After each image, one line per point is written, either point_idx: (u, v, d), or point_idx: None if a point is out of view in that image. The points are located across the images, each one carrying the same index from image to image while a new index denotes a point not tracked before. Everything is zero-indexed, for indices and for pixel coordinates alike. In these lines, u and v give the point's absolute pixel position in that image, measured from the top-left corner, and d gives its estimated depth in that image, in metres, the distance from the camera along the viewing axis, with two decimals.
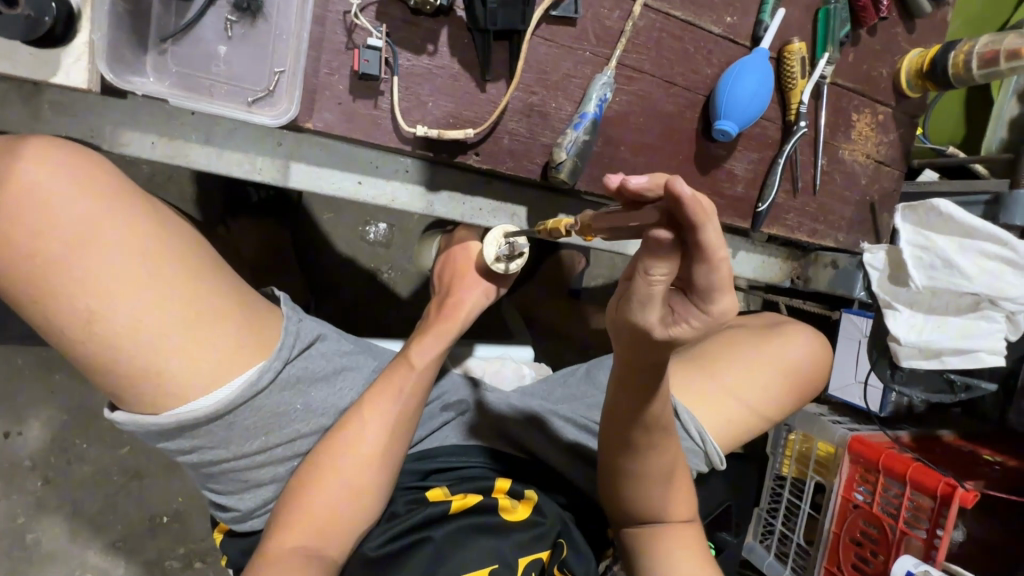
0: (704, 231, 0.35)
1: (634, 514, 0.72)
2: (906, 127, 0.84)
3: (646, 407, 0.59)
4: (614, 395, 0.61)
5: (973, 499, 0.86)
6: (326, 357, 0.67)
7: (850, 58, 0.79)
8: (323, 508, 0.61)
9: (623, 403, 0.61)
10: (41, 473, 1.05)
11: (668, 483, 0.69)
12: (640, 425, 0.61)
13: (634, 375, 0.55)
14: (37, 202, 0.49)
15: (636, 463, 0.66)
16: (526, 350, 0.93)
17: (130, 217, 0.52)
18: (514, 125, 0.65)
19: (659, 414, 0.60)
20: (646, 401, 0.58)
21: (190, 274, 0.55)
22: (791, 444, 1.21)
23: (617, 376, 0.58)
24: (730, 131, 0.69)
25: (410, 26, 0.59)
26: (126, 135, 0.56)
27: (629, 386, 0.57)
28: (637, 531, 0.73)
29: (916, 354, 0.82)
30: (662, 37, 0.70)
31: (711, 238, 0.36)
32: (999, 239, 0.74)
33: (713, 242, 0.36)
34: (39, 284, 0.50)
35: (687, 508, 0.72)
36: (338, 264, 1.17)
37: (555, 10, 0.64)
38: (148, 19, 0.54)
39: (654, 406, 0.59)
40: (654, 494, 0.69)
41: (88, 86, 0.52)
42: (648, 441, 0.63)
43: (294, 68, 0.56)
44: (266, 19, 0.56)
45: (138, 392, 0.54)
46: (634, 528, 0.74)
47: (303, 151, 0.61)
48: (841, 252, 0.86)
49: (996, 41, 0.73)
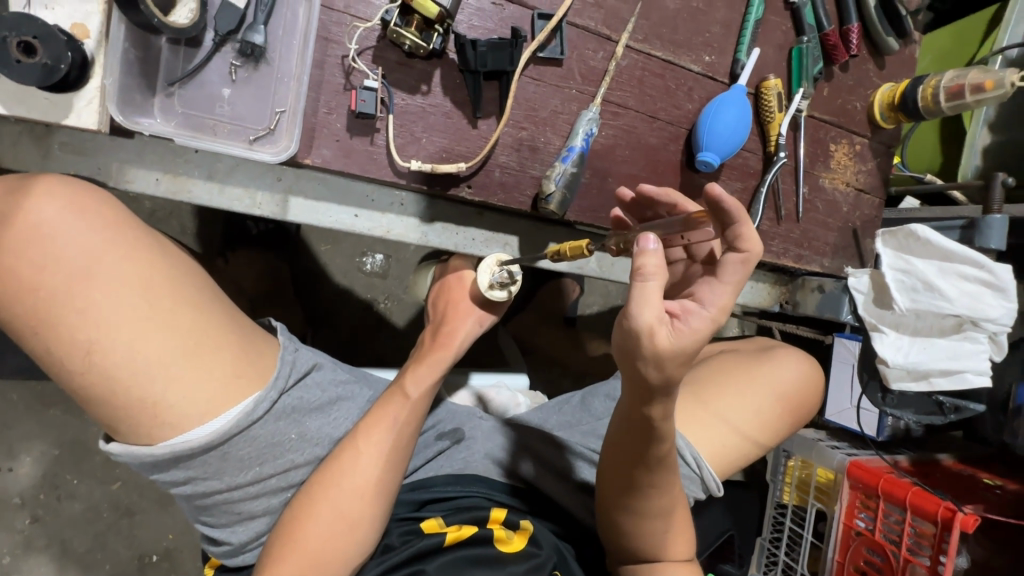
0: (744, 224, 0.49)
1: (633, 551, 0.71)
2: (882, 156, 0.88)
3: (640, 438, 0.59)
4: (619, 429, 0.62)
5: (973, 523, 0.88)
6: (321, 386, 0.68)
7: (824, 92, 0.83)
8: (318, 541, 0.60)
9: (624, 440, 0.62)
10: (30, 510, 1.09)
11: (667, 518, 0.68)
12: (636, 459, 0.61)
13: (638, 412, 0.56)
14: (43, 237, 0.50)
15: (634, 499, 0.65)
16: (521, 378, 0.96)
17: (134, 252, 0.54)
18: (504, 158, 0.68)
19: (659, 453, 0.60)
20: (642, 436, 0.59)
21: (188, 305, 0.56)
22: (791, 470, 1.24)
23: (623, 411, 0.59)
24: (712, 162, 0.72)
25: (403, 67, 0.62)
26: (130, 172, 0.58)
27: (634, 423, 0.58)
28: (636, 568, 0.72)
29: (905, 376, 0.85)
30: (645, 75, 0.74)
31: (749, 232, 0.49)
32: (978, 262, 0.77)
33: (749, 237, 0.49)
34: (42, 316, 0.51)
35: (687, 546, 0.72)
36: (335, 295, 1.20)
37: (542, 51, 0.67)
38: (157, 65, 0.55)
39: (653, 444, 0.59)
40: (654, 532, 0.68)
41: (99, 127, 0.53)
42: (645, 478, 0.63)
43: (295, 108, 0.58)
44: (268, 62, 0.58)
45: (134, 424, 0.55)
46: (634, 564, 0.72)
47: (302, 186, 0.64)
48: (826, 277, 0.88)
49: (960, 77, 0.78)
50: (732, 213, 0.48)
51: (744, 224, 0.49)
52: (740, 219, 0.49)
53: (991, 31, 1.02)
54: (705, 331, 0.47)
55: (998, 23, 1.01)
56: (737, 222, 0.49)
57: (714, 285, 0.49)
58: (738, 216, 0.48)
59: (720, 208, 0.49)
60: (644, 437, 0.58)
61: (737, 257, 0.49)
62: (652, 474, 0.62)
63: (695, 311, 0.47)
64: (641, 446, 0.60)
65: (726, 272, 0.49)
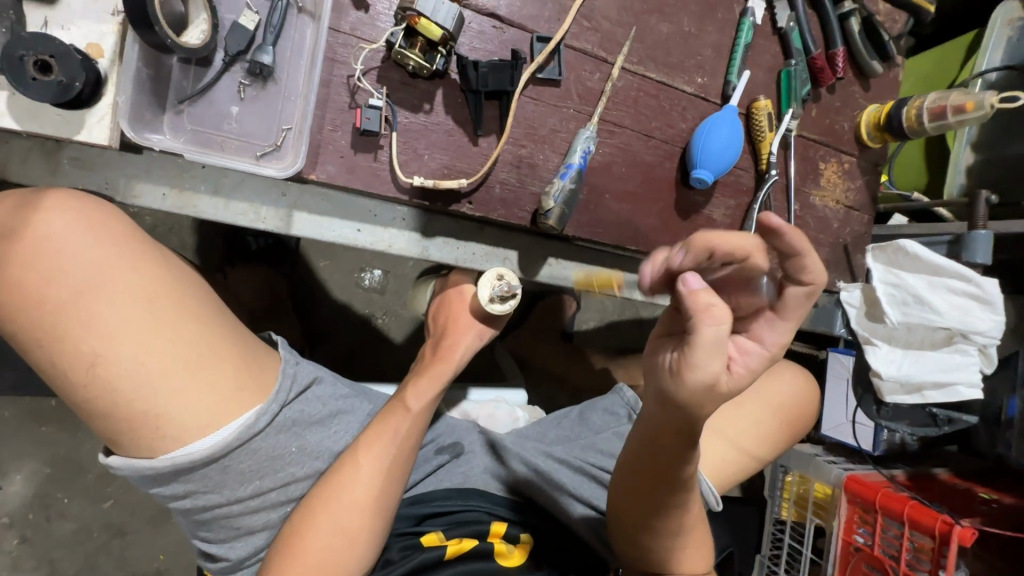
0: (808, 257, 0.43)
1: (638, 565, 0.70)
2: (870, 174, 0.91)
3: (647, 450, 0.59)
4: (638, 442, 0.61)
5: (972, 537, 0.89)
6: (321, 400, 0.68)
7: (813, 113, 0.86)
8: (319, 554, 0.61)
9: (641, 454, 0.61)
10: (19, 530, 1.08)
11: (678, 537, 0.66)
12: (642, 470, 0.62)
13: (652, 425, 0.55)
14: (52, 251, 0.51)
15: (642, 512, 0.65)
16: (519, 394, 0.96)
17: (142, 265, 0.55)
18: (504, 175, 0.70)
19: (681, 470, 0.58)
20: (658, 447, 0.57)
21: (192, 318, 0.57)
22: (789, 486, 1.26)
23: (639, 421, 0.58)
24: (706, 179, 0.75)
25: (407, 87, 0.63)
26: (137, 188, 0.58)
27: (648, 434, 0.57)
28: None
29: (898, 390, 0.86)
30: (640, 96, 0.76)
31: (814, 264, 0.43)
32: (963, 276, 0.79)
33: (815, 269, 0.44)
34: (47, 329, 0.51)
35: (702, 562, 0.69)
36: (333, 310, 1.21)
37: (541, 72, 0.69)
38: (168, 83, 0.56)
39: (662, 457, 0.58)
40: (664, 548, 0.66)
41: (109, 143, 0.52)
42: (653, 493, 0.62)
43: (300, 127, 0.60)
44: (276, 82, 0.60)
45: (137, 437, 0.55)
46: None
47: (306, 201, 0.65)
48: (819, 291, 0.89)
49: (943, 98, 0.81)
50: (795, 246, 0.43)
51: (809, 255, 0.43)
52: (804, 252, 0.43)
53: (969, 57, 1.06)
54: (765, 369, 0.47)
55: (976, 49, 1.05)
56: (799, 254, 0.43)
57: (773, 321, 0.47)
58: (800, 249, 0.43)
59: (781, 240, 0.43)
60: (651, 449, 0.58)
61: (799, 291, 0.45)
62: (660, 489, 0.61)
63: (754, 349, 0.47)
64: (644, 457, 0.60)
65: (787, 307, 0.46)
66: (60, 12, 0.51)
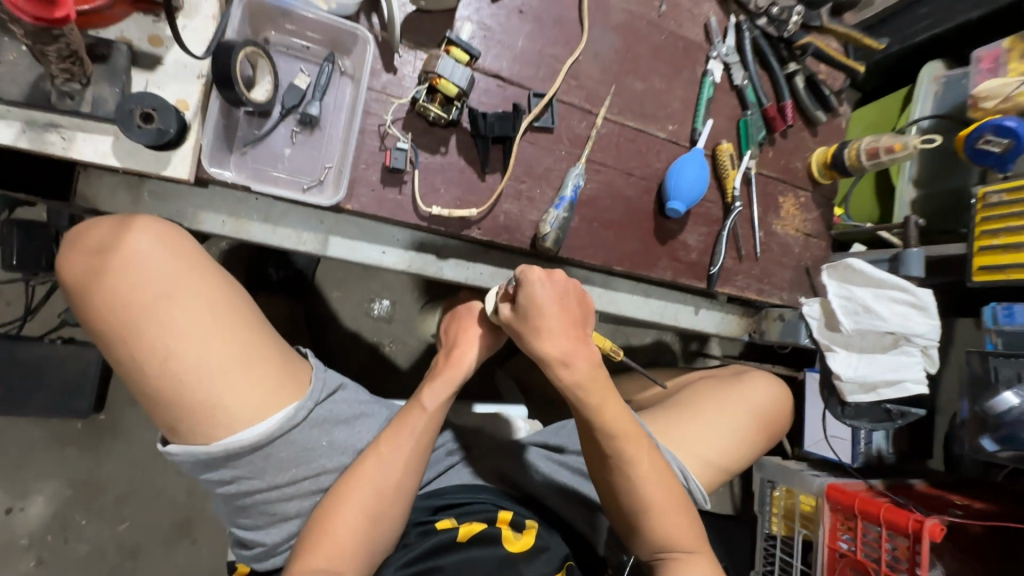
0: None
1: (644, 547, 0.72)
2: (823, 207, 1.05)
3: (589, 424, 0.68)
4: (585, 445, 0.71)
5: (940, 531, 0.96)
6: (348, 403, 0.76)
7: (770, 154, 1.01)
8: (345, 534, 0.68)
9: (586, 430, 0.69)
10: (36, 551, 1.12)
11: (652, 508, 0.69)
12: (601, 447, 0.68)
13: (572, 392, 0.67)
14: (136, 263, 0.60)
15: (610, 491, 0.70)
16: (521, 408, 1.06)
17: (207, 276, 0.65)
18: (508, 206, 0.82)
19: (627, 455, 0.68)
20: (592, 436, 0.69)
21: (244, 323, 0.67)
22: (776, 501, 1.33)
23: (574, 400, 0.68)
24: (679, 208, 0.87)
25: (428, 133, 0.77)
26: (202, 215, 0.70)
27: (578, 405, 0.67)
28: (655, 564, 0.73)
29: (857, 389, 0.96)
30: (620, 140, 0.90)
31: None
32: (901, 286, 0.91)
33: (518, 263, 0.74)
34: (129, 327, 0.60)
35: (696, 534, 0.71)
36: (345, 337, 1.30)
37: (537, 121, 0.83)
38: (235, 130, 0.69)
39: (602, 438, 0.68)
40: (654, 519, 0.69)
41: (189, 177, 0.63)
42: (619, 466, 0.68)
43: (340, 166, 0.73)
44: (321, 130, 0.73)
45: (194, 425, 0.63)
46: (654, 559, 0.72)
47: (340, 228, 0.77)
48: (786, 307, 1.02)
49: (876, 141, 0.95)
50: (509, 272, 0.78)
51: None
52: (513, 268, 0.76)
53: (904, 108, 1.24)
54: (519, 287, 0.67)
55: (909, 101, 1.23)
56: None
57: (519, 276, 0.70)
58: None
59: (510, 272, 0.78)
60: (592, 420, 0.67)
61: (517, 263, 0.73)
62: (619, 460, 0.68)
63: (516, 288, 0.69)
64: (594, 433, 0.68)
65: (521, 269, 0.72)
66: (158, 75, 0.62)
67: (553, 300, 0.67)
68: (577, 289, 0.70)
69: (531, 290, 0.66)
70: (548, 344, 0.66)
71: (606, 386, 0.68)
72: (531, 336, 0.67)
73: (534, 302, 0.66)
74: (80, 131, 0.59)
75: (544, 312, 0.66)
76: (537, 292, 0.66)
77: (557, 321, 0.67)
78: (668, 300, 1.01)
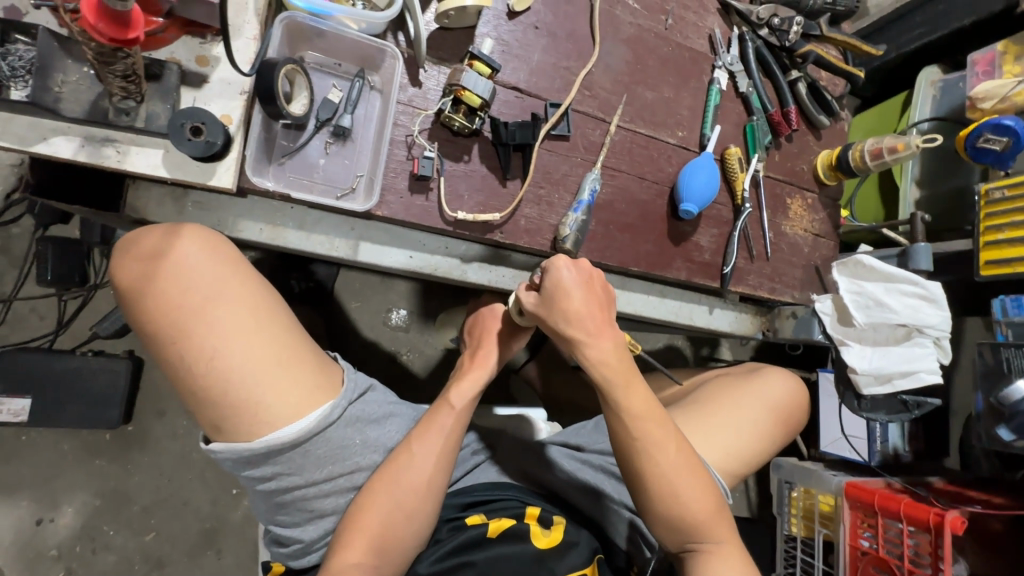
0: None
1: (672, 538, 0.73)
2: (830, 208, 1.08)
3: (614, 407, 0.70)
4: (609, 431, 0.73)
5: (961, 525, 0.97)
6: (377, 403, 0.79)
7: (776, 158, 1.04)
8: (381, 528, 0.70)
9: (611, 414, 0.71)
10: (65, 562, 1.14)
11: (677, 492, 0.70)
12: (627, 433, 0.70)
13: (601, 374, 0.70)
14: (184, 268, 0.64)
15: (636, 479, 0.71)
16: (540, 411, 1.06)
17: (249, 281, 0.68)
18: (528, 211, 0.85)
19: (653, 436, 0.70)
20: (617, 420, 0.71)
21: (283, 326, 0.70)
22: (795, 501, 1.33)
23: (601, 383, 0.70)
24: (692, 210, 0.91)
25: (452, 142, 0.80)
26: (242, 224, 0.74)
27: (604, 386, 0.70)
28: (684, 555, 0.74)
29: (873, 382, 0.99)
30: (633, 146, 0.94)
31: None
32: (911, 279, 0.95)
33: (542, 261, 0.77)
34: (178, 327, 0.63)
35: (722, 522, 0.73)
36: (364, 346, 1.33)
37: (554, 130, 0.87)
38: (274, 143, 0.74)
39: (627, 421, 0.70)
40: (681, 504, 0.71)
41: (233, 186, 0.67)
42: (647, 451, 0.70)
43: (371, 174, 0.77)
44: (353, 141, 0.77)
45: (237, 422, 0.66)
46: (683, 549, 0.73)
47: (370, 234, 0.80)
48: (798, 305, 1.03)
49: (879, 141, 0.98)
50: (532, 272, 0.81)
51: None
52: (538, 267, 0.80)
53: (904, 111, 1.27)
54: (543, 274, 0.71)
55: (909, 104, 1.26)
56: None
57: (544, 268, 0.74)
58: None
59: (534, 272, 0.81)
60: (618, 403, 0.70)
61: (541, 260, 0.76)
62: (645, 444, 0.70)
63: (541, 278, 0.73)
64: (620, 416, 0.70)
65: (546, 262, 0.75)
66: (204, 93, 0.67)
67: (578, 285, 0.70)
68: (602, 278, 0.73)
69: (556, 275, 0.70)
70: (574, 326, 0.70)
71: (629, 370, 0.71)
72: (558, 317, 0.70)
73: (560, 286, 0.70)
74: (133, 145, 0.64)
75: (569, 295, 0.70)
76: (562, 276, 0.70)
77: (582, 305, 0.70)
78: (683, 300, 1.03)
